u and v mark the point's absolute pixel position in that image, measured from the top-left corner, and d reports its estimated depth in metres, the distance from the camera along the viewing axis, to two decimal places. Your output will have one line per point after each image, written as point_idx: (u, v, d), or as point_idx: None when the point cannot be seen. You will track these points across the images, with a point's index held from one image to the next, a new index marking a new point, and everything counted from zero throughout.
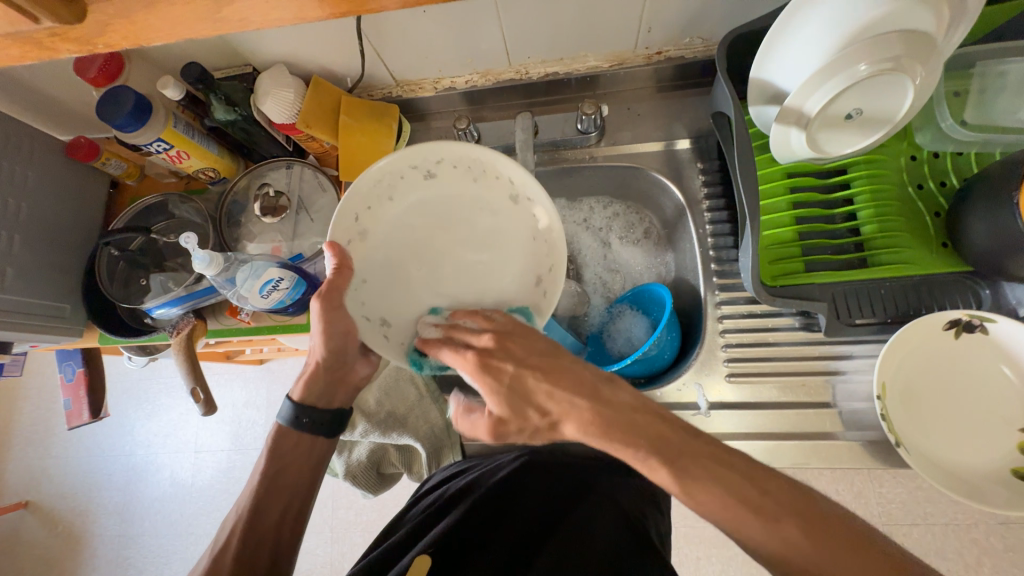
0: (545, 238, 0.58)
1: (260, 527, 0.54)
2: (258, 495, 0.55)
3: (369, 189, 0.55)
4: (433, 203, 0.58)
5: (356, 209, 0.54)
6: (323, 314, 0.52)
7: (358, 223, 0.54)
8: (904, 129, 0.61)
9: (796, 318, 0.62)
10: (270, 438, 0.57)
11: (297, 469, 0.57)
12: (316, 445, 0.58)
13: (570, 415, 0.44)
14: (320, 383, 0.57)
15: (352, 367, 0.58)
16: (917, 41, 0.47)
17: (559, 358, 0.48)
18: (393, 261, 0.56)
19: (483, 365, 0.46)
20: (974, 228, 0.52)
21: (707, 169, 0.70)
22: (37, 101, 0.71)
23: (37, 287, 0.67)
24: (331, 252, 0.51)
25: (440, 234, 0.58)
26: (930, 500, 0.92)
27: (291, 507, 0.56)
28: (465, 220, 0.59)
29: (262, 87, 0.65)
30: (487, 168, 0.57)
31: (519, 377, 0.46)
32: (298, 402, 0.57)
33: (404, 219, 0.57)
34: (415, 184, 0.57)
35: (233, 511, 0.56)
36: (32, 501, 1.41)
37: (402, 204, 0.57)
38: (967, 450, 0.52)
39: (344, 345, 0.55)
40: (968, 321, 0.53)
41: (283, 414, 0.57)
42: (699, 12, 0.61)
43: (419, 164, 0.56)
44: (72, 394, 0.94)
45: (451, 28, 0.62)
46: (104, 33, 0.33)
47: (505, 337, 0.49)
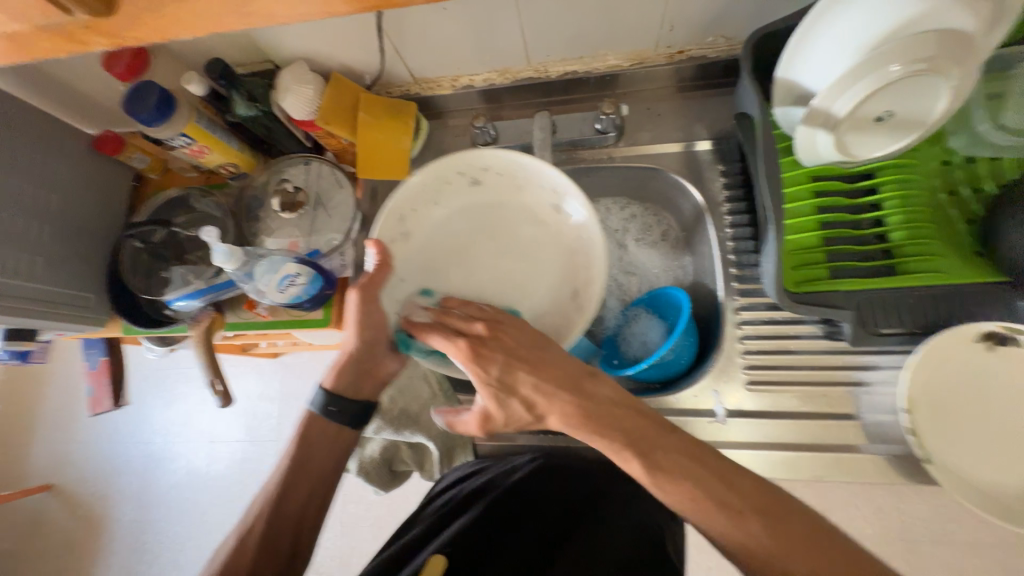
0: (583, 250, 0.58)
1: (284, 513, 0.55)
2: (285, 481, 0.56)
3: (417, 191, 0.59)
4: (479, 208, 0.62)
5: (403, 209, 0.58)
6: (359, 305, 0.53)
7: (405, 223, 0.59)
8: (937, 133, 0.59)
9: (819, 326, 0.60)
10: (299, 426, 0.58)
11: (323, 460, 0.57)
12: (341, 436, 0.58)
13: (553, 409, 0.46)
14: (350, 372, 0.55)
15: (381, 361, 0.56)
16: (956, 41, 0.45)
17: (539, 348, 0.48)
18: (434, 261, 0.60)
19: (473, 355, 0.46)
20: (1011, 235, 0.50)
21: (727, 172, 0.68)
22: (67, 96, 0.73)
23: (63, 277, 0.69)
24: (375, 249, 0.53)
25: (484, 239, 0.61)
26: (954, 517, 0.89)
27: (316, 493, 0.57)
28: (509, 228, 0.61)
29: (284, 83, 0.65)
30: (530, 178, 0.59)
31: (508, 369, 0.46)
32: (330, 392, 0.56)
33: (449, 221, 0.61)
34: (461, 190, 0.61)
35: (257, 498, 0.56)
36: (54, 485, 1.46)
37: (449, 208, 0.62)
38: (999, 468, 0.50)
39: (377, 336, 0.54)
40: (1001, 334, 0.52)
41: (314, 402, 0.57)
42: (724, 10, 0.59)
43: (466, 171, 0.60)
44: (95, 381, 0.97)
45: (471, 26, 0.62)
46: (134, 27, 0.33)
47: (495, 325, 0.49)
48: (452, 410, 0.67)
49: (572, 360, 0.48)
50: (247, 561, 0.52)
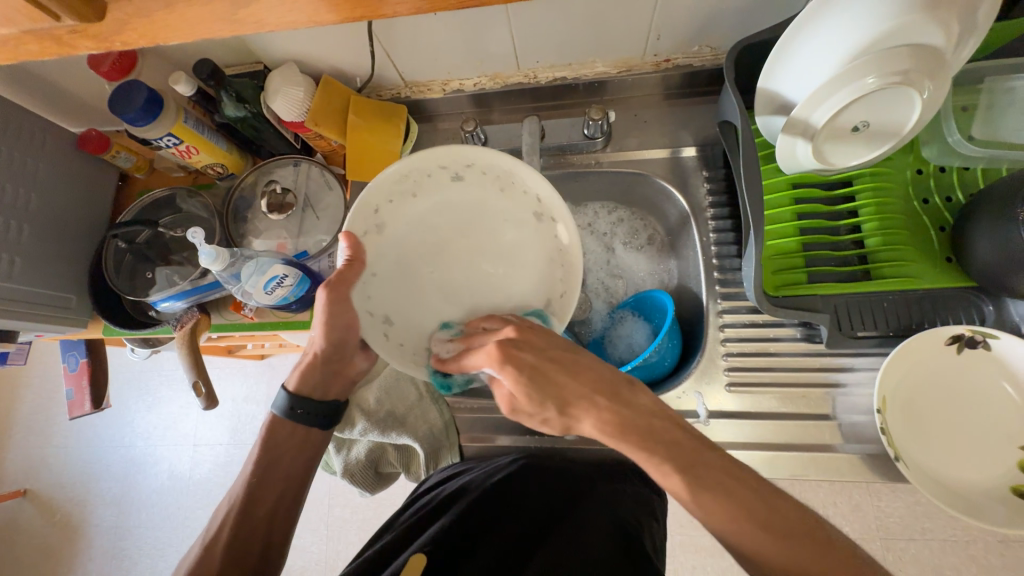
0: (562, 261, 0.58)
1: (253, 516, 0.55)
2: (252, 485, 0.55)
3: (393, 184, 0.55)
4: (460, 203, 0.59)
5: (378, 202, 0.55)
6: (327, 305, 0.52)
7: (378, 215, 0.55)
8: (911, 143, 0.61)
9: (798, 330, 0.61)
10: (264, 428, 0.58)
11: (290, 460, 0.58)
12: (310, 437, 0.59)
13: (587, 414, 0.45)
14: (316, 374, 0.57)
15: (351, 361, 0.58)
16: (926, 57, 0.47)
17: (573, 352, 0.48)
18: (408, 258, 0.58)
19: (506, 357, 0.45)
20: (979, 244, 0.52)
21: (712, 178, 0.70)
22: (49, 93, 0.72)
23: (43, 277, 0.67)
24: (347, 242, 0.51)
25: (461, 237, 0.59)
26: (930, 515, 0.91)
27: (285, 495, 0.57)
28: (488, 228, 0.59)
29: (273, 84, 0.65)
30: (515, 181, 0.57)
31: (541, 370, 0.45)
32: (293, 393, 0.57)
33: (425, 215, 0.58)
34: (441, 183, 0.58)
35: (225, 500, 0.56)
36: (31, 490, 1.42)
37: (427, 201, 0.58)
38: (967, 466, 0.52)
39: (344, 337, 0.55)
40: (970, 337, 0.53)
41: (277, 405, 0.58)
42: (708, 21, 0.61)
43: (448, 165, 0.56)
44: (75, 384, 0.95)
45: (462, 32, 0.63)
46: (122, 31, 0.33)
47: (523, 329, 0.48)
48: (440, 411, 0.67)
49: (603, 367, 0.47)
50: (215, 562, 0.52)
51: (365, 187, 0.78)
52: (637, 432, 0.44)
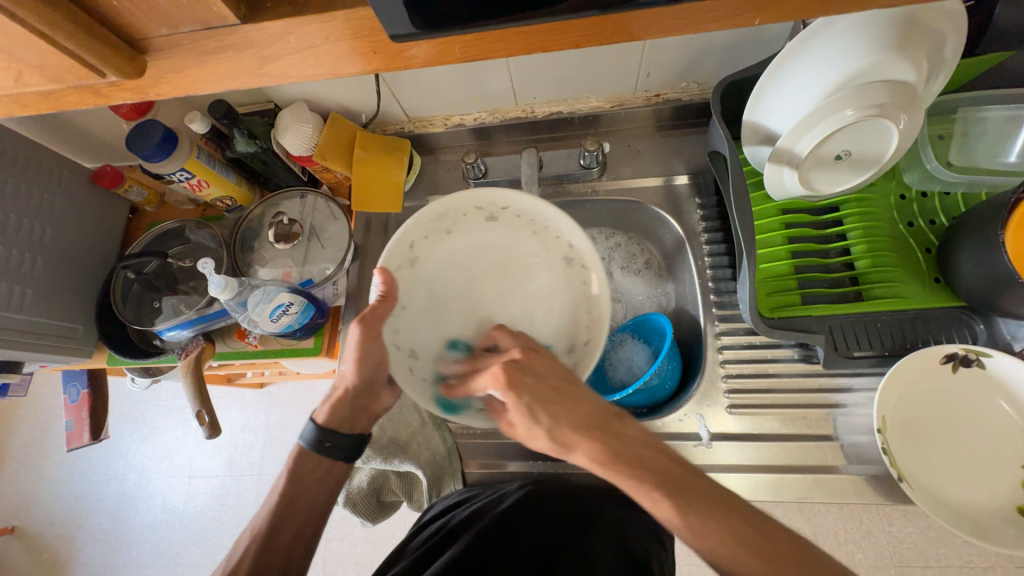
0: (589, 310, 0.59)
1: (273, 549, 0.53)
2: (273, 518, 0.55)
3: (428, 222, 0.60)
4: (496, 241, 0.61)
5: (413, 238, 0.59)
6: (360, 340, 0.53)
7: (412, 250, 0.59)
8: (892, 170, 0.64)
9: (795, 350, 0.62)
10: (289, 460, 0.57)
11: (315, 493, 0.56)
12: (334, 471, 0.58)
13: (581, 444, 0.45)
14: (346, 408, 0.56)
15: (377, 396, 0.58)
16: (900, 90, 0.50)
17: (573, 384, 0.48)
18: (439, 293, 0.60)
19: (510, 382, 0.46)
20: (965, 264, 0.53)
21: (704, 205, 0.72)
22: (69, 131, 0.76)
23: (52, 308, 0.68)
24: (381, 277, 0.53)
25: (495, 275, 0.61)
26: (943, 541, 0.89)
27: (305, 529, 0.56)
28: (520, 269, 0.61)
29: (284, 122, 0.68)
30: (549, 225, 0.60)
31: (541, 398, 0.46)
32: (322, 426, 0.56)
33: (459, 252, 0.61)
34: (475, 221, 0.61)
35: (246, 533, 0.55)
36: (19, 526, 1.39)
37: (461, 239, 0.61)
38: (970, 486, 0.52)
39: (374, 374, 0.55)
40: (964, 355, 0.54)
41: (305, 437, 0.57)
42: (695, 60, 0.65)
43: (483, 206, 0.61)
44: (74, 415, 0.94)
45: (464, 72, 0.67)
46: (157, 84, 0.36)
47: (529, 351, 0.50)
48: (443, 437, 0.67)
49: (599, 400, 0.47)
50: None
51: (369, 217, 0.80)
52: (643, 465, 0.43)
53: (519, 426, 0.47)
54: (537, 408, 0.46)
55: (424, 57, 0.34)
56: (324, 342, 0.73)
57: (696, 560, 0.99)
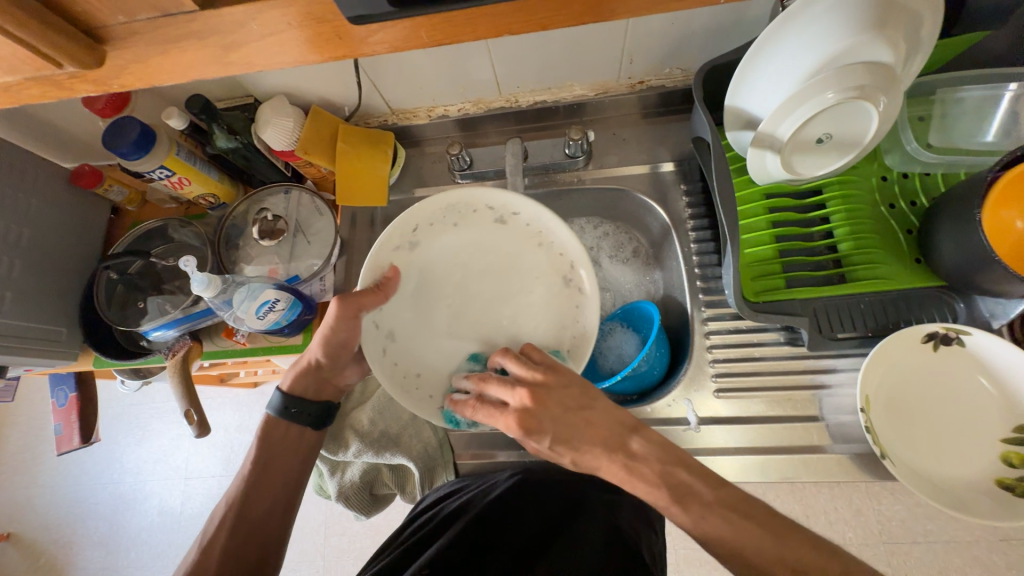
0: (577, 335, 0.59)
1: (250, 516, 0.54)
2: (248, 484, 0.55)
3: (437, 210, 0.60)
4: (500, 244, 0.62)
5: (418, 222, 0.60)
6: (337, 319, 0.53)
7: (415, 234, 0.60)
8: (874, 152, 0.64)
9: (781, 333, 0.63)
10: (260, 429, 0.58)
11: (287, 460, 0.57)
12: (306, 436, 0.59)
13: (601, 464, 0.47)
14: (309, 377, 0.58)
15: (341, 372, 0.59)
16: (879, 70, 0.50)
17: (586, 407, 0.48)
18: (431, 283, 0.61)
19: (528, 430, 0.47)
20: (944, 244, 0.54)
21: (690, 191, 0.72)
22: (44, 130, 0.74)
23: (33, 311, 0.68)
24: (388, 274, 0.56)
25: (492, 279, 0.61)
26: (930, 517, 0.91)
27: (281, 497, 0.56)
28: (517, 279, 0.61)
29: (262, 116, 0.67)
30: (554, 241, 0.60)
31: (558, 437, 0.47)
32: (287, 393, 0.58)
33: (457, 247, 0.62)
34: (482, 222, 0.61)
35: (222, 502, 0.55)
36: (14, 533, 1.38)
37: (464, 236, 0.62)
38: (949, 461, 0.53)
39: (340, 351, 0.56)
40: (944, 334, 0.55)
41: (271, 405, 0.58)
42: (678, 45, 0.65)
43: (496, 208, 0.61)
44: (63, 419, 0.94)
45: (445, 61, 0.66)
46: (120, 75, 0.35)
47: (537, 391, 0.48)
48: (434, 429, 0.68)
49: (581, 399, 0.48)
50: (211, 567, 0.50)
51: (355, 211, 0.80)
52: None
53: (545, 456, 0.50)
54: (559, 447, 0.48)
55: (393, 43, 0.34)
56: (312, 338, 0.73)
57: (691, 543, 1.01)
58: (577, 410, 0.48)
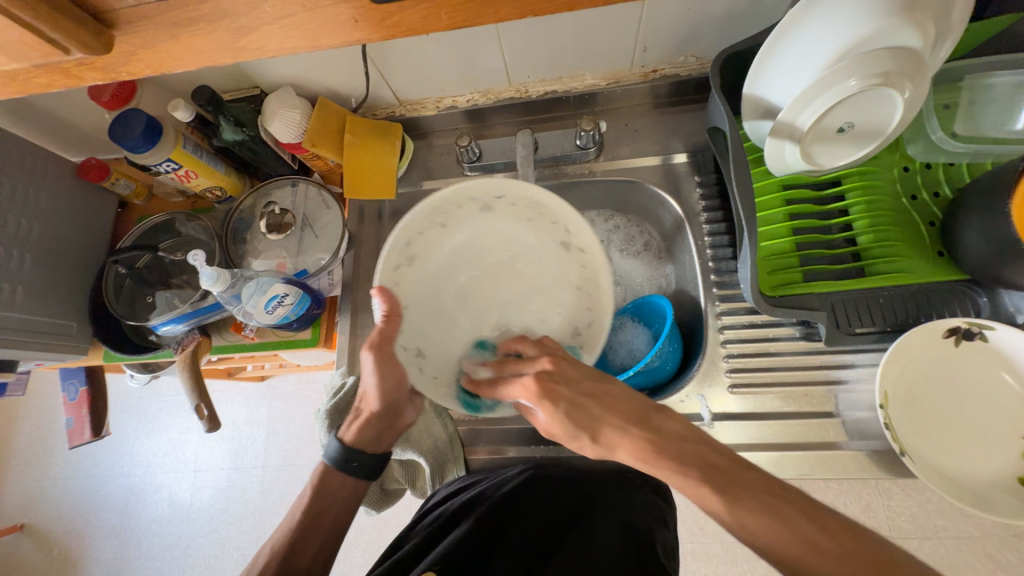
0: None
1: (296, 565, 0.54)
2: (299, 531, 0.55)
3: (530, 201, 0.56)
4: (551, 262, 0.60)
5: (505, 195, 0.56)
6: (376, 366, 0.52)
7: (491, 200, 0.57)
8: (896, 142, 0.62)
9: (797, 329, 0.62)
10: (316, 473, 0.58)
11: (337, 509, 0.57)
12: (358, 488, 0.58)
13: (620, 444, 0.44)
14: (372, 429, 0.57)
15: (401, 415, 0.58)
16: (905, 56, 0.48)
17: (605, 382, 0.48)
18: (472, 245, 0.61)
19: (543, 392, 0.46)
20: (969, 236, 0.53)
21: (704, 183, 0.71)
22: (50, 123, 0.73)
23: (43, 306, 0.67)
24: (382, 298, 0.50)
25: (523, 288, 0.61)
26: (941, 513, 0.90)
27: (327, 543, 0.56)
28: (538, 301, 0.61)
29: (270, 107, 0.66)
30: (592, 295, 0.57)
31: (577, 403, 0.46)
32: (349, 445, 0.57)
33: (516, 235, 0.60)
34: (549, 234, 0.58)
35: (268, 544, 0.56)
36: (28, 524, 1.40)
37: (525, 232, 0.60)
38: (970, 459, 0.52)
39: (395, 396, 0.54)
40: (966, 329, 0.54)
41: (330, 455, 0.58)
42: (694, 32, 0.63)
43: (570, 234, 0.56)
44: (74, 413, 0.94)
45: (454, 50, 0.64)
46: (129, 61, 0.34)
47: (557, 359, 0.50)
48: (444, 425, 0.66)
49: (633, 396, 0.47)
50: None
51: (362, 205, 0.79)
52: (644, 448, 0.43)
53: (558, 434, 0.47)
54: (573, 416, 0.46)
55: (407, 27, 0.33)
56: (321, 332, 0.72)
57: (698, 538, 1.01)
58: (595, 382, 0.47)
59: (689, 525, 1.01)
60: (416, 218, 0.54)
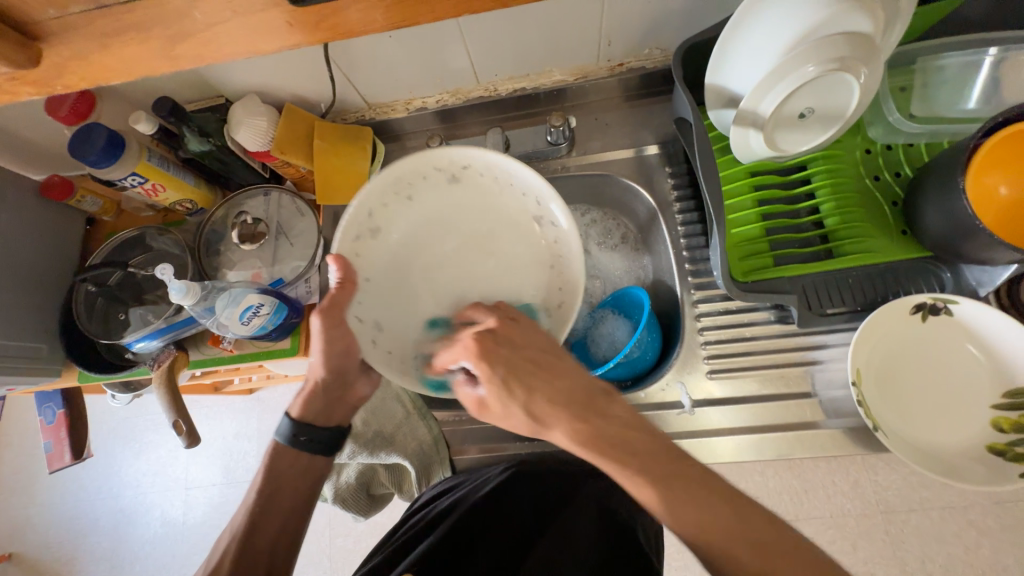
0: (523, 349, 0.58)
1: (256, 547, 0.53)
2: (255, 515, 0.54)
3: (498, 174, 0.59)
4: (521, 241, 0.60)
5: (473, 167, 0.59)
6: (326, 332, 0.52)
7: (460, 171, 0.59)
8: (857, 125, 0.64)
9: (771, 312, 0.63)
10: (266, 457, 0.57)
11: (294, 490, 0.56)
12: (315, 464, 0.58)
13: (558, 421, 0.43)
14: (319, 401, 0.56)
15: (352, 386, 0.57)
16: (857, 40, 0.49)
17: (550, 355, 0.47)
18: (437, 217, 0.61)
19: (483, 352, 0.45)
20: (930, 213, 0.54)
21: (675, 173, 0.72)
22: (7, 141, 0.71)
23: (11, 328, 0.66)
24: (336, 265, 0.50)
25: (493, 264, 0.60)
26: (925, 484, 0.93)
27: (287, 526, 0.55)
28: (506, 274, 0.59)
29: (235, 117, 0.65)
30: (564, 266, 0.59)
31: (514, 368, 0.45)
32: (297, 420, 0.56)
33: (484, 207, 0.61)
34: (518, 207, 0.60)
35: (226, 531, 0.55)
36: (15, 553, 1.36)
37: (494, 205, 0.61)
38: (939, 429, 0.54)
39: (344, 364, 0.54)
40: (932, 304, 0.55)
41: (280, 433, 0.57)
42: (654, 25, 0.63)
43: (540, 211, 0.59)
44: (53, 436, 0.92)
45: (417, 51, 0.64)
46: (63, 75, 0.34)
47: (506, 324, 0.48)
48: (428, 427, 0.66)
49: (577, 373, 0.46)
50: None
51: (337, 211, 0.78)
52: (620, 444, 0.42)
53: (494, 402, 0.45)
54: (510, 380, 0.44)
55: (344, 28, 0.33)
56: (301, 342, 0.71)
57: None
58: (541, 353, 0.47)
59: None
60: (378, 185, 0.57)
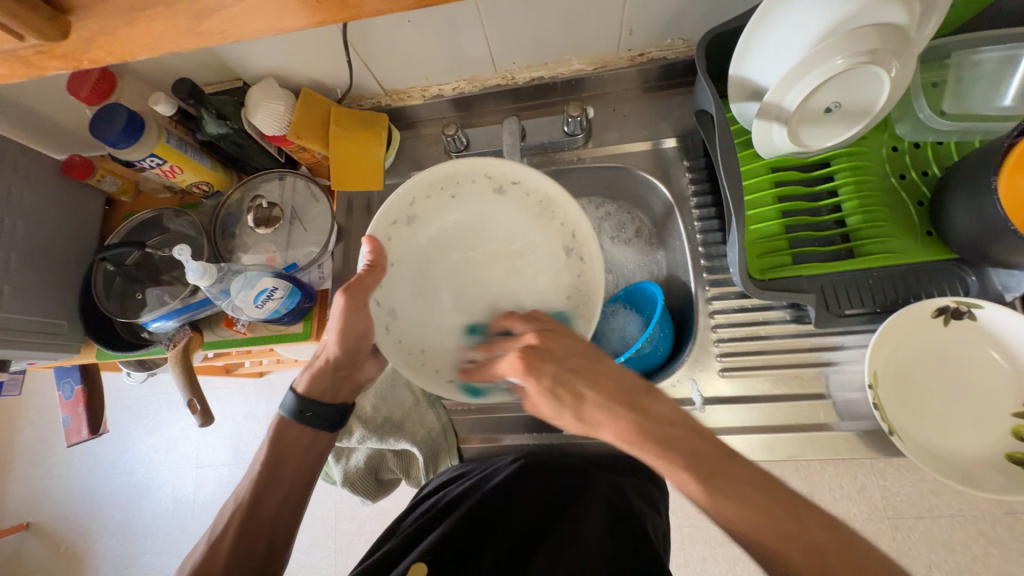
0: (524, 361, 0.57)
1: (259, 517, 0.54)
2: (258, 487, 0.55)
3: (541, 199, 0.58)
4: (552, 270, 0.59)
5: (520, 185, 0.58)
6: (343, 312, 0.51)
7: (505, 186, 0.58)
8: (884, 122, 0.62)
9: (787, 312, 0.62)
10: (271, 430, 0.58)
11: (297, 463, 0.57)
12: (318, 440, 0.59)
13: (602, 423, 0.44)
14: (326, 378, 0.57)
15: (359, 367, 0.58)
16: (889, 33, 0.47)
17: (595, 362, 0.47)
18: (473, 223, 0.60)
19: (529, 367, 0.46)
20: (957, 214, 0.52)
21: (693, 167, 0.70)
22: (30, 120, 0.73)
23: (33, 304, 0.67)
24: (369, 247, 0.51)
25: (517, 284, 0.59)
26: (935, 492, 0.91)
27: (291, 497, 0.56)
28: (523, 295, 0.58)
29: (253, 100, 0.65)
30: (582, 299, 0.57)
31: (561, 380, 0.46)
32: (303, 396, 0.57)
33: (522, 227, 0.59)
34: (554, 235, 0.58)
35: (231, 500, 0.56)
36: (33, 523, 1.41)
37: (532, 228, 0.59)
38: (957, 436, 0.53)
39: (357, 346, 0.54)
40: (955, 308, 0.54)
41: (286, 407, 0.58)
42: (678, 15, 0.62)
43: (570, 242, 0.58)
44: (71, 411, 0.94)
45: (437, 37, 0.64)
46: (90, 50, 0.34)
47: (546, 334, 0.49)
48: (437, 415, 0.67)
49: (624, 380, 0.46)
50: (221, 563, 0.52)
51: (351, 197, 0.78)
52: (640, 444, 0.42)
53: (541, 409, 0.46)
54: (559, 390, 0.45)
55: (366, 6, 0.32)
56: (313, 326, 0.72)
57: (696, 521, 1.02)
58: (586, 362, 0.47)
59: (687, 509, 1.02)
60: (426, 179, 0.57)
